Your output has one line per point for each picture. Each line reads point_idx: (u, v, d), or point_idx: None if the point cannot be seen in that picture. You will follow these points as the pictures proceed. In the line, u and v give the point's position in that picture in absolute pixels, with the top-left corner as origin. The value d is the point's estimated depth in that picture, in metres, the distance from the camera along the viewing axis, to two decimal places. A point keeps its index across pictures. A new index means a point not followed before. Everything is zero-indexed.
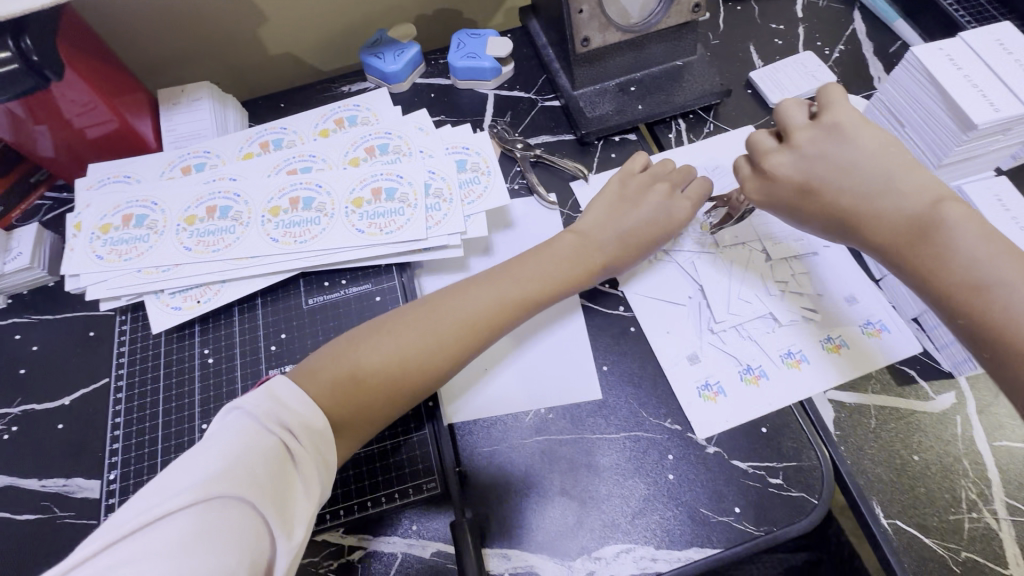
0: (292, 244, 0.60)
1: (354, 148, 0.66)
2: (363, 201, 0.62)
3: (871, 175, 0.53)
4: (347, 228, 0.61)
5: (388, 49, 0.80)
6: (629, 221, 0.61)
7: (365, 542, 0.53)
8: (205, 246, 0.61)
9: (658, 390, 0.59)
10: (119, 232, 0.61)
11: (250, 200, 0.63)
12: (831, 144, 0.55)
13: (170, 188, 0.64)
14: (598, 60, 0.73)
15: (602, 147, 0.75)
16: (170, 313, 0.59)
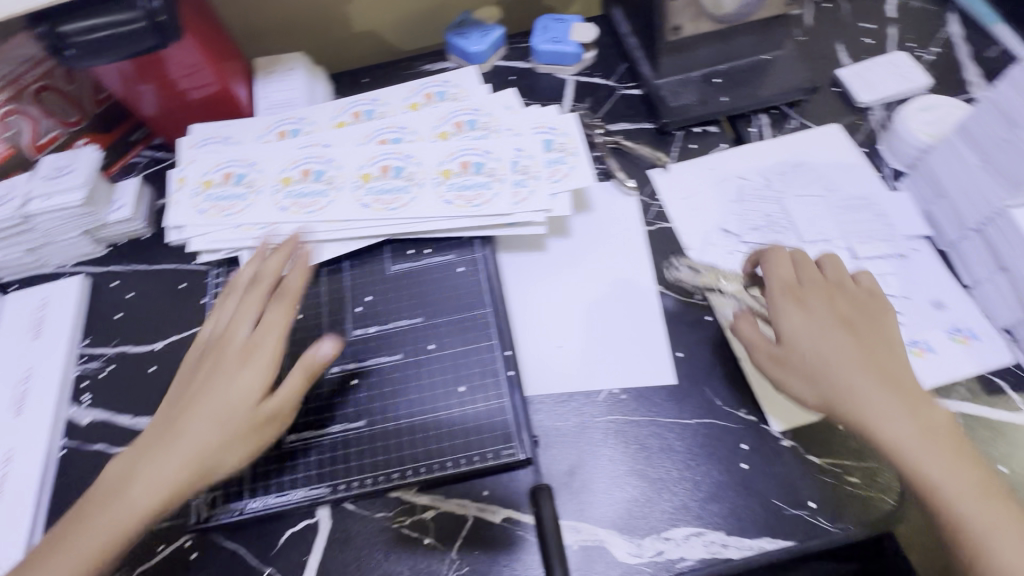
0: (383, 210, 0.62)
1: (444, 122, 0.67)
2: (452, 174, 0.63)
3: (861, 370, 0.50)
4: (435, 198, 0.62)
5: (474, 31, 0.82)
6: (235, 339, 0.52)
7: (438, 503, 0.55)
8: (300, 206, 0.63)
9: (732, 380, 0.59)
10: (220, 189, 0.65)
11: (343, 166, 0.65)
12: (825, 330, 0.52)
13: (267, 150, 0.67)
14: (684, 49, 0.73)
15: (682, 137, 0.75)
16: None
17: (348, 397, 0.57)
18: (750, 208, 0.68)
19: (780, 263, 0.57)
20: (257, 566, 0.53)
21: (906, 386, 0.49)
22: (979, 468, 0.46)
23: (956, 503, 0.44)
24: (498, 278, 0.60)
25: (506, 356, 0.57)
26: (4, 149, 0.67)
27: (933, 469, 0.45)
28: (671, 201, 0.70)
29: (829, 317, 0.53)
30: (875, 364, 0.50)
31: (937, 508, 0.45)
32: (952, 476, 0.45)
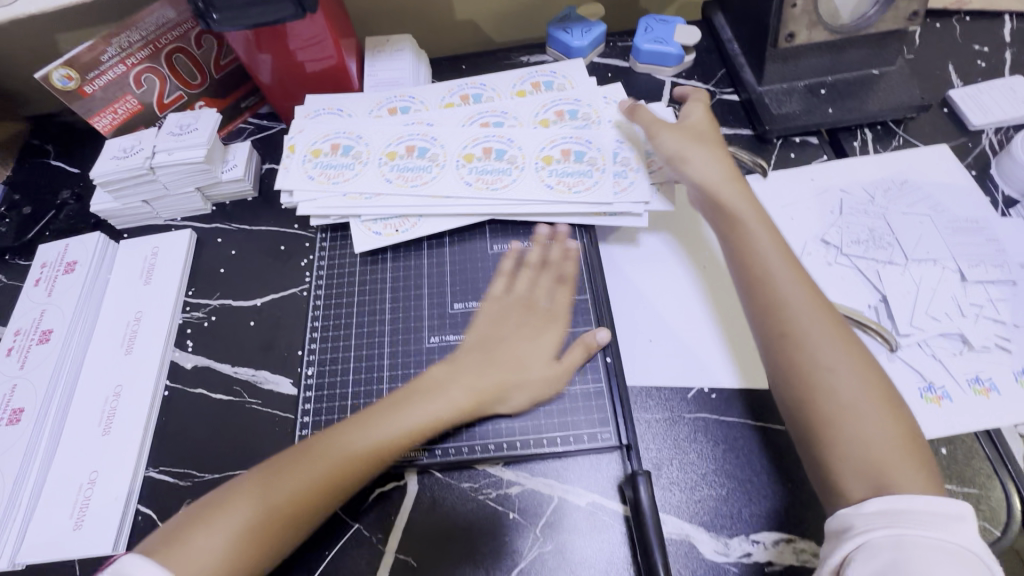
0: (485, 190, 0.65)
1: (545, 109, 0.70)
2: (553, 160, 0.66)
3: (718, 205, 0.61)
4: (536, 182, 0.65)
5: (576, 26, 0.83)
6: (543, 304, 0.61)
7: (522, 480, 0.55)
8: (404, 180, 0.67)
9: None
10: (328, 158, 0.68)
11: (446, 144, 0.68)
12: (691, 160, 0.63)
13: (377, 124, 0.70)
14: (793, 58, 0.72)
15: (781, 145, 0.74)
16: (371, 236, 0.66)
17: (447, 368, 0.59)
18: (851, 220, 0.66)
19: (699, 124, 0.67)
20: (346, 520, 0.54)
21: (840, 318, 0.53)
22: (881, 382, 0.50)
23: (840, 391, 0.49)
24: (600, 271, 0.63)
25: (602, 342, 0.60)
26: (135, 105, 0.72)
27: (807, 327, 0.52)
28: (769, 207, 0.69)
29: (731, 174, 0.62)
30: (798, 264, 0.56)
31: (808, 369, 0.50)
32: (817, 325, 0.52)
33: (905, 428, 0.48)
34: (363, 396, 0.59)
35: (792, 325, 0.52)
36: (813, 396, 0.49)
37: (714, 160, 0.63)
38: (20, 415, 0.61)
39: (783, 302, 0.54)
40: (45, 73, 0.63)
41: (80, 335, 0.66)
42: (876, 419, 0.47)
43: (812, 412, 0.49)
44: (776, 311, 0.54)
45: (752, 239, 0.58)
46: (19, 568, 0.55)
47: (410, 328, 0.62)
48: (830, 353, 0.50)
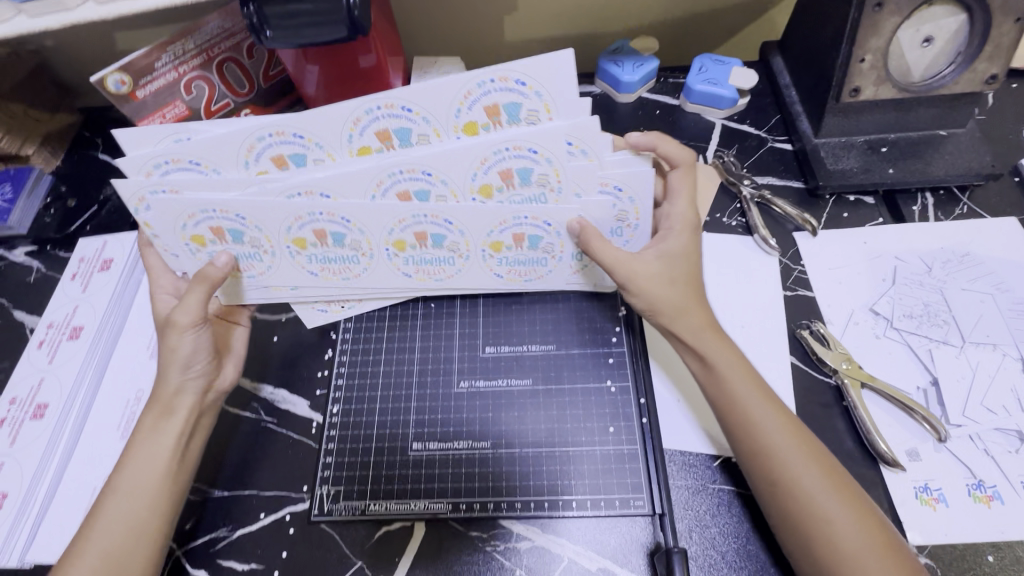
0: (428, 279, 0.62)
1: (485, 169, 0.55)
2: (502, 247, 0.59)
3: (686, 322, 0.55)
4: (484, 271, 0.61)
5: (628, 59, 0.80)
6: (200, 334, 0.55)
7: (532, 535, 0.53)
8: (330, 272, 0.60)
9: (868, 477, 0.54)
10: (216, 246, 0.57)
11: (367, 229, 0.57)
12: (655, 283, 0.56)
13: (255, 196, 0.54)
14: (856, 112, 0.69)
15: (833, 202, 0.71)
16: (315, 310, 0.64)
17: (476, 412, 0.57)
18: (905, 292, 0.62)
19: (677, 234, 0.59)
20: (350, 556, 0.53)
21: (821, 450, 0.49)
22: (878, 521, 0.46)
23: (842, 540, 0.45)
24: (641, 330, 0.61)
25: (638, 403, 0.57)
26: (183, 111, 0.72)
27: (794, 467, 0.48)
28: (817, 269, 0.66)
29: (692, 304, 0.56)
30: (767, 391, 0.52)
31: (808, 514, 0.46)
32: (807, 470, 0.48)
33: (908, 566, 0.45)
34: (387, 437, 0.57)
35: (780, 472, 0.48)
36: (817, 543, 0.45)
37: (676, 286, 0.56)
38: (44, 410, 0.62)
39: (765, 441, 0.49)
40: (99, 77, 0.62)
41: (107, 335, 0.67)
42: (879, 570, 0.44)
43: (819, 562, 0.45)
44: (762, 452, 0.49)
45: (726, 375, 0.52)
46: (26, 568, 0.55)
47: (438, 370, 0.60)
48: (826, 499, 0.46)
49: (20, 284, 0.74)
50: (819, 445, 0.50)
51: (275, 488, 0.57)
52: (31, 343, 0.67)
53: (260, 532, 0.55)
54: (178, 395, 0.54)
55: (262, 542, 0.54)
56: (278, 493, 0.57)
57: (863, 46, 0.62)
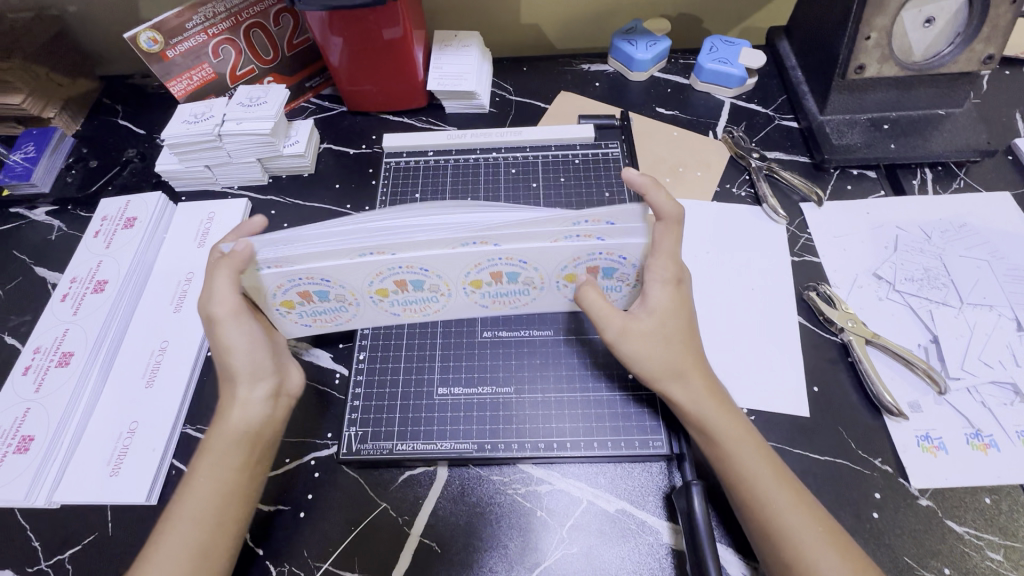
0: (504, 307, 0.58)
1: (575, 262, 0.52)
2: (577, 277, 0.54)
3: (684, 387, 0.50)
4: (559, 298, 0.57)
5: (641, 39, 0.83)
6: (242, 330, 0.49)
7: (552, 479, 0.55)
8: (411, 311, 0.58)
9: (872, 427, 0.57)
10: (308, 305, 0.55)
11: (444, 275, 0.53)
12: (646, 342, 0.50)
13: (330, 263, 0.50)
14: (860, 90, 0.72)
15: (837, 176, 0.74)
16: (389, 315, 0.58)
17: (500, 362, 0.59)
18: (906, 257, 0.66)
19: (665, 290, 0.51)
20: (375, 499, 0.55)
21: (835, 523, 0.46)
22: None
23: None
24: None
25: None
26: (210, 74, 0.74)
27: (806, 545, 0.44)
28: (822, 237, 0.69)
29: (692, 367, 0.50)
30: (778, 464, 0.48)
31: None
32: (822, 549, 0.44)
33: None
34: (413, 381, 0.59)
35: (795, 555, 0.44)
36: None
37: (665, 351, 0.50)
38: (69, 358, 0.63)
39: (773, 514, 0.45)
40: (133, 35, 0.65)
41: (134, 287, 0.68)
42: None
43: None
44: (767, 526, 0.46)
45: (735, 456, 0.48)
46: (54, 507, 0.56)
47: (463, 340, 0.61)
48: None
49: (42, 241, 0.75)
50: (831, 517, 0.47)
51: (300, 433, 0.58)
52: (54, 296, 0.68)
53: (288, 472, 0.56)
54: (251, 412, 0.50)
55: (287, 484, 0.56)
56: (302, 438, 0.58)
57: (869, 23, 0.65)
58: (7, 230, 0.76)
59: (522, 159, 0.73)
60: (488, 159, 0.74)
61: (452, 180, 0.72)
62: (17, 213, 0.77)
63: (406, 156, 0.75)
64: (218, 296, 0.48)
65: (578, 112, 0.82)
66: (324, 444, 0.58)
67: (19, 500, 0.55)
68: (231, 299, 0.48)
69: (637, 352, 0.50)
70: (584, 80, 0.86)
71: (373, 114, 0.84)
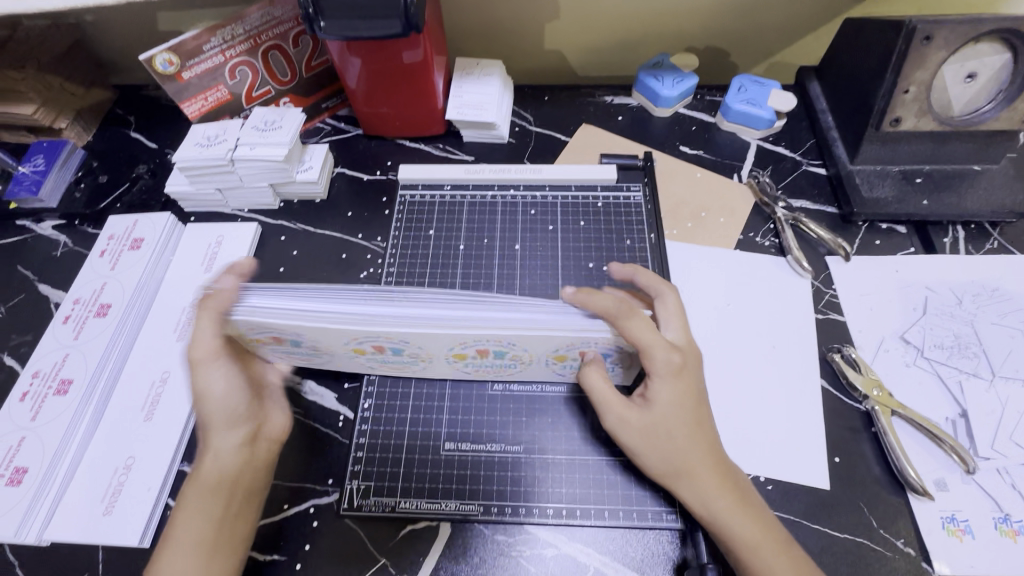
0: (487, 373, 0.57)
1: (569, 348, 0.50)
2: (568, 356, 0.52)
3: (692, 484, 0.48)
4: (548, 371, 0.55)
5: (667, 74, 0.81)
6: (217, 376, 0.50)
7: (559, 543, 0.52)
8: (389, 366, 0.56)
9: (895, 505, 0.54)
10: (282, 347, 0.53)
11: (427, 346, 0.51)
12: (651, 440, 0.50)
13: (296, 323, 0.48)
14: (894, 142, 0.70)
15: (865, 229, 0.72)
16: (367, 364, 0.56)
17: (508, 417, 0.57)
18: (935, 322, 0.63)
19: (660, 386, 0.50)
20: (372, 553, 0.52)
21: None
22: None
23: None
24: None
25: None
26: (225, 95, 0.73)
27: None
28: (848, 294, 0.66)
29: (701, 466, 0.49)
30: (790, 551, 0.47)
31: None
32: None
33: None
34: (419, 435, 0.57)
35: None
36: None
37: (676, 452, 0.49)
38: (68, 386, 0.61)
39: None
40: (149, 56, 0.64)
41: (136, 313, 0.66)
42: None
43: None
44: None
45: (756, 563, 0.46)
46: (44, 545, 0.55)
47: (472, 395, 0.59)
48: None
49: (47, 257, 0.73)
50: None
51: (299, 477, 0.56)
52: (56, 318, 0.67)
53: (285, 522, 0.54)
54: (239, 456, 0.50)
55: (283, 533, 0.53)
56: (301, 484, 0.56)
57: (907, 77, 0.63)
58: (13, 244, 0.75)
59: (541, 199, 0.71)
60: (505, 197, 0.72)
61: (468, 217, 0.71)
62: (23, 226, 0.76)
63: (422, 189, 0.73)
64: (199, 340, 0.49)
65: (599, 147, 0.80)
66: (324, 492, 0.55)
67: (9, 536, 0.54)
68: (210, 343, 0.49)
69: (639, 450, 0.50)
70: (606, 113, 0.84)
71: (389, 138, 0.82)
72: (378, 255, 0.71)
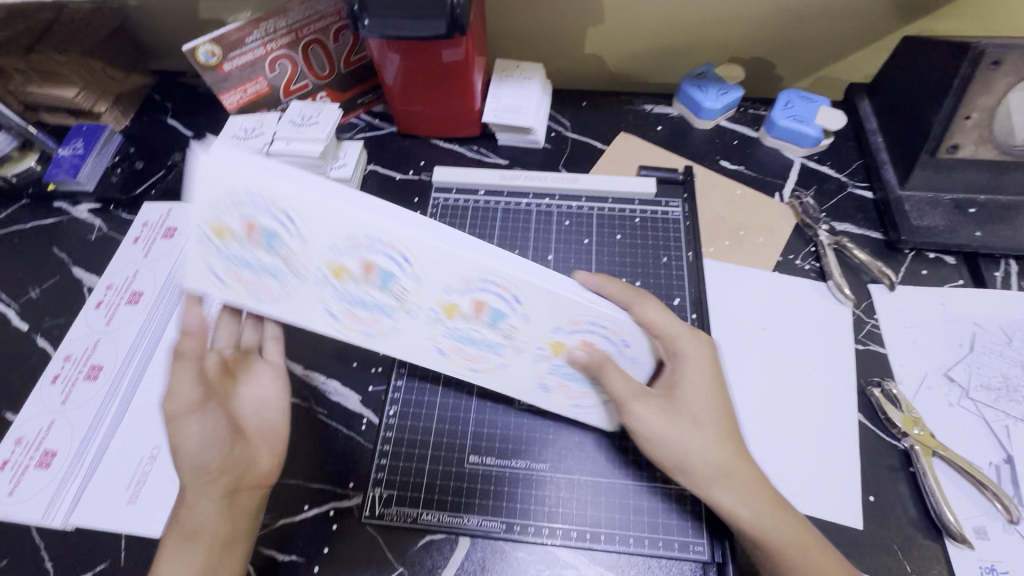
0: (463, 362, 0.53)
1: (571, 329, 0.51)
2: (563, 349, 0.52)
3: (727, 479, 0.48)
4: (529, 370, 0.53)
5: (712, 85, 0.79)
6: (192, 427, 0.49)
7: (581, 566, 0.51)
8: (353, 320, 0.50)
9: (931, 550, 0.52)
10: (240, 248, 0.47)
11: (422, 279, 0.48)
12: (678, 435, 0.49)
13: (309, 183, 0.44)
14: (949, 169, 0.67)
15: (912, 257, 0.69)
16: (324, 318, 0.50)
17: (534, 434, 0.56)
18: (982, 361, 0.61)
19: (699, 386, 0.50)
20: (391, 562, 0.52)
21: None
22: None
23: None
24: None
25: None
26: (263, 88, 0.73)
27: None
28: (890, 325, 0.64)
29: (733, 463, 0.48)
30: None
31: None
32: None
33: None
34: (444, 446, 0.56)
35: None
36: None
37: (707, 446, 0.48)
38: (98, 372, 0.62)
39: None
40: (192, 47, 0.64)
41: (166, 302, 0.67)
42: None
43: None
44: None
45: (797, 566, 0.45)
46: (69, 529, 0.55)
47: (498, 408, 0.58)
48: None
49: (81, 240, 0.74)
50: None
51: (322, 480, 0.56)
52: (88, 303, 0.67)
53: (303, 525, 0.54)
54: (222, 506, 0.49)
55: (302, 536, 0.53)
56: (321, 487, 0.55)
57: (969, 104, 0.61)
58: (49, 225, 0.75)
59: (577, 209, 0.70)
60: (540, 205, 0.71)
61: (501, 224, 0.70)
62: (59, 208, 0.77)
63: (456, 192, 0.72)
64: (175, 394, 0.48)
65: (636, 158, 0.78)
66: (346, 498, 0.55)
67: (36, 519, 0.54)
68: (188, 394, 0.48)
69: (665, 447, 0.49)
70: (646, 122, 0.82)
71: (423, 138, 0.82)
72: None
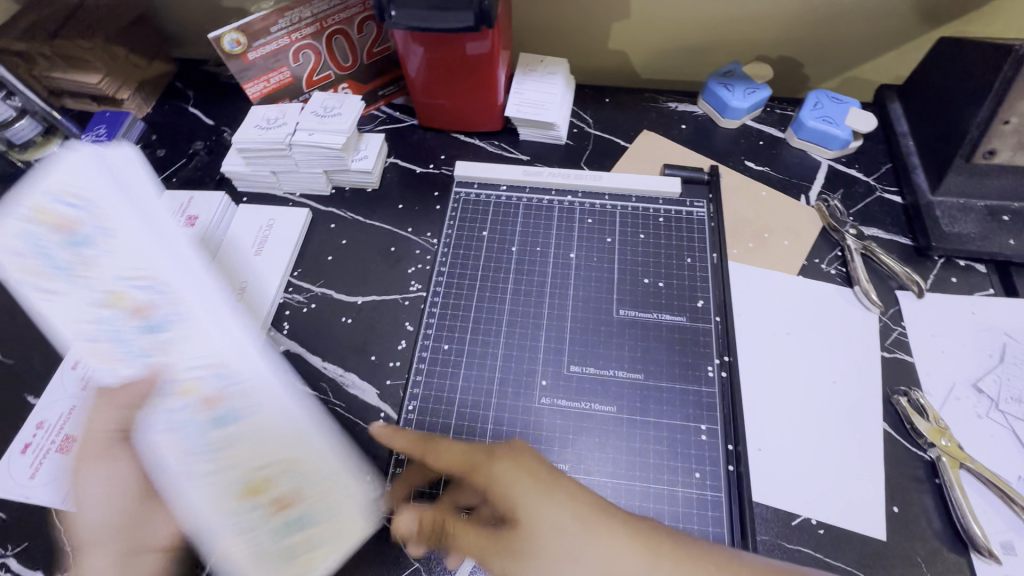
0: (167, 452, 0.44)
1: (277, 471, 0.44)
2: (255, 495, 0.43)
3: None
4: (190, 477, 0.43)
5: (738, 84, 0.77)
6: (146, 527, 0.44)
7: None
8: (96, 353, 0.46)
9: (956, 563, 0.51)
10: (62, 237, 0.49)
11: (196, 323, 0.48)
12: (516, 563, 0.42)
13: (137, 205, 0.51)
14: (983, 174, 0.65)
15: (941, 264, 0.67)
16: (78, 323, 0.46)
17: (553, 433, 0.56)
18: (1013, 372, 0.59)
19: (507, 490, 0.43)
20: (408, 557, 0.52)
21: None
22: None
23: None
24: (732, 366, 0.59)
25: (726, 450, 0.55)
26: (287, 78, 0.72)
27: None
28: (918, 333, 0.63)
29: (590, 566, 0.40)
30: None
31: None
32: None
33: None
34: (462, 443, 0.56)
35: None
36: None
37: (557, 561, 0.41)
38: None
39: None
40: (217, 35, 0.63)
41: None
42: None
43: None
44: None
45: None
46: None
47: (517, 406, 0.57)
48: None
49: None
50: None
51: None
52: None
53: None
54: None
55: None
56: None
57: (1009, 108, 0.59)
58: None
59: (599, 207, 0.69)
60: (562, 202, 0.70)
61: (522, 220, 0.69)
62: None
63: (477, 187, 0.72)
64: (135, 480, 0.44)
65: (659, 156, 0.77)
66: None
67: (56, 503, 0.55)
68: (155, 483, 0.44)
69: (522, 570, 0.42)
70: (669, 120, 0.81)
71: (443, 131, 0.81)
72: (427, 252, 0.70)
